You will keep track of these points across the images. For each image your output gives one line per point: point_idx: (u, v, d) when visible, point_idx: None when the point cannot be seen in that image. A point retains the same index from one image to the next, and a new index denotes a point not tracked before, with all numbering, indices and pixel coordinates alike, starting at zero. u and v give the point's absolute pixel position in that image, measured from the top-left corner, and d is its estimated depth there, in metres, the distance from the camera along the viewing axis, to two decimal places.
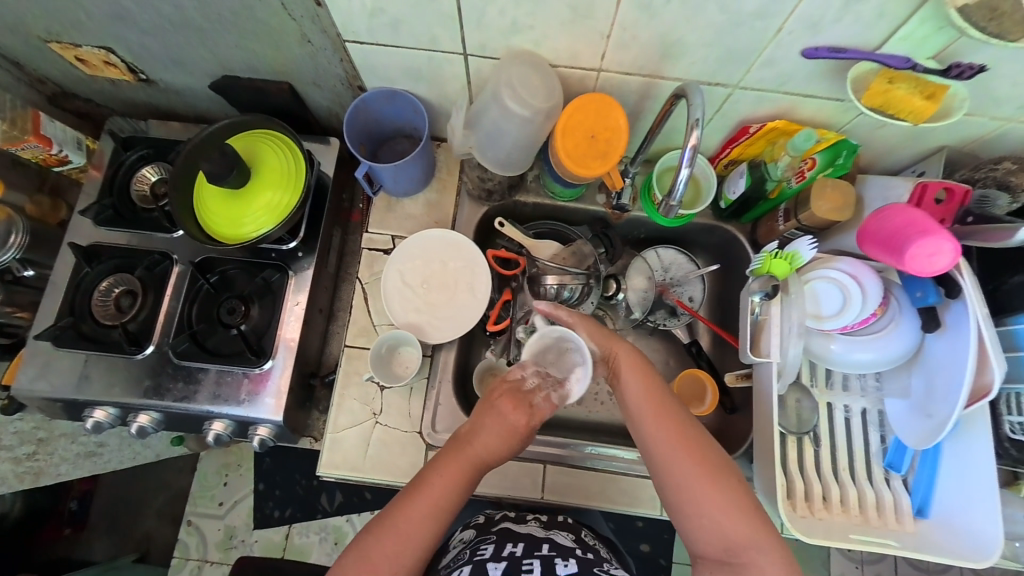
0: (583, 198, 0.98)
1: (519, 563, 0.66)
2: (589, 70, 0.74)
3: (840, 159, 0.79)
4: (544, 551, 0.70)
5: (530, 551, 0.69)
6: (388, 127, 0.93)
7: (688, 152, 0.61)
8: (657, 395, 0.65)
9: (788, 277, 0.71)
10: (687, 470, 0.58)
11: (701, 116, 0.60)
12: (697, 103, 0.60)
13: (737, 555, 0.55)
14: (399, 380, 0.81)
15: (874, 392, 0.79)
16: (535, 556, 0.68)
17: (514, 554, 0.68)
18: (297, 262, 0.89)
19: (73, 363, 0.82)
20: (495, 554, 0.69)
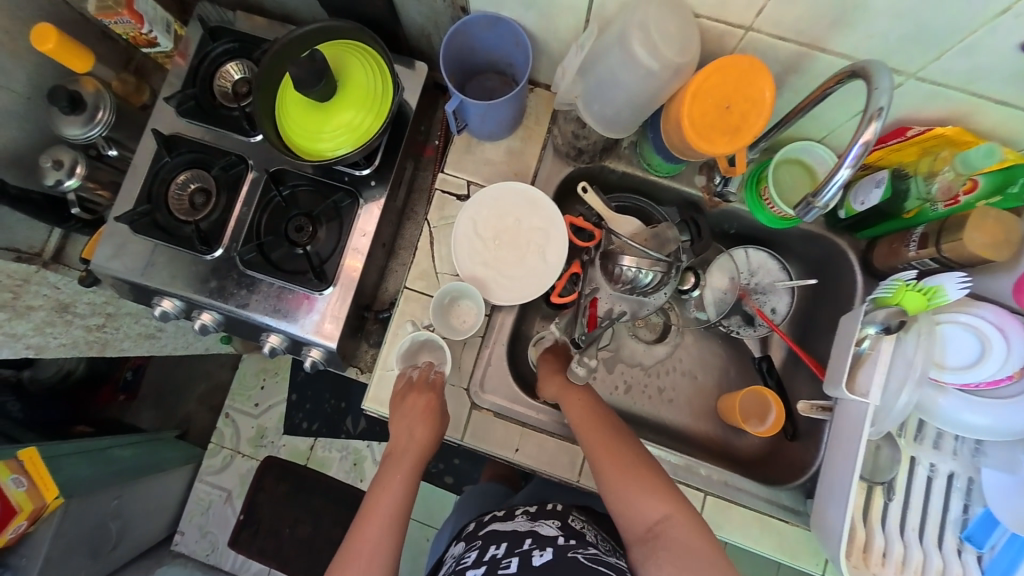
0: (679, 176, 0.88)
1: (497, 565, 0.68)
2: (735, 26, 0.63)
3: (1013, 188, 0.67)
4: (525, 545, 0.70)
5: (511, 548, 0.70)
6: (482, 58, 0.85)
7: (857, 146, 0.51)
8: (585, 408, 0.75)
9: (919, 314, 0.62)
10: (612, 468, 0.68)
11: (886, 105, 0.50)
12: (883, 88, 0.50)
13: (655, 530, 0.63)
14: (457, 333, 0.79)
15: (969, 457, 0.69)
16: (514, 554, 0.69)
17: (495, 556, 0.70)
18: (369, 191, 0.85)
19: (144, 247, 0.84)
20: (477, 560, 0.71)
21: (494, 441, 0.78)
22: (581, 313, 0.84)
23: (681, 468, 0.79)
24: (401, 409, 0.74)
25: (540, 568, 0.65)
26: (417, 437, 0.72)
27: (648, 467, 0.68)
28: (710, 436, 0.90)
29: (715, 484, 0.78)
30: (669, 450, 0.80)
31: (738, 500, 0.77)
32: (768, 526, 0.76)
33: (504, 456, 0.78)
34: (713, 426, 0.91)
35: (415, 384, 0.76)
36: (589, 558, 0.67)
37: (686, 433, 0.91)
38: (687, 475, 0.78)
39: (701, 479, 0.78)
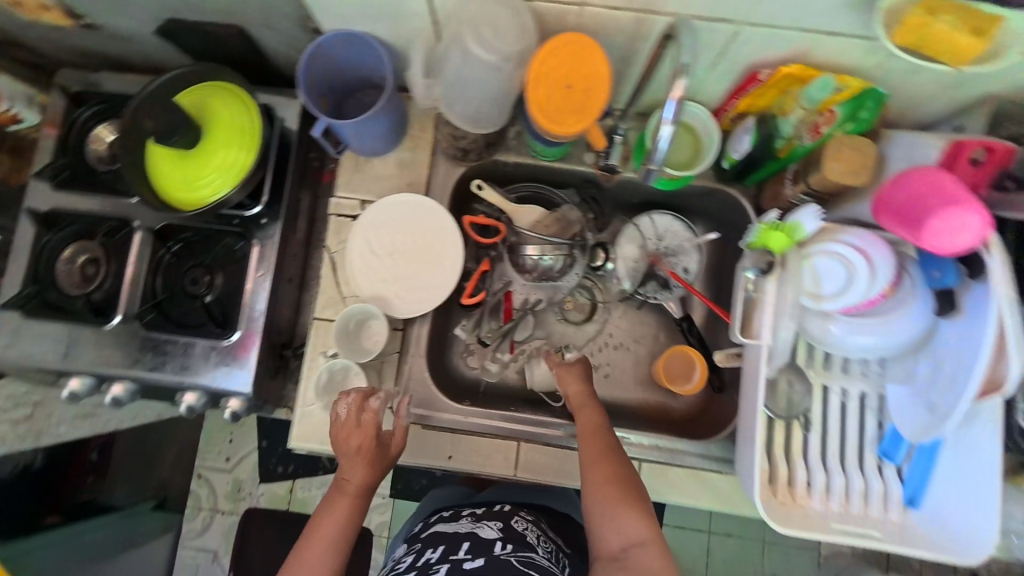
0: (570, 157, 0.89)
1: (429, 570, 0.72)
2: (568, 4, 0.63)
3: (864, 112, 0.69)
4: (459, 551, 0.75)
5: (445, 554, 0.75)
6: (351, 76, 0.84)
7: (673, 104, 0.56)
8: (595, 423, 0.72)
9: (786, 252, 0.62)
10: (607, 488, 0.66)
11: (690, 61, 0.54)
12: (687, 46, 0.54)
13: (628, 552, 0.62)
14: (365, 355, 0.77)
15: (877, 376, 0.71)
16: (447, 559, 0.73)
17: (429, 560, 0.74)
18: (262, 230, 0.84)
19: (52, 335, 0.80)
20: (413, 563, 0.75)
21: (425, 453, 0.78)
22: (489, 309, 0.88)
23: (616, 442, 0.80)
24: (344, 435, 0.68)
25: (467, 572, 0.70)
26: (367, 469, 0.68)
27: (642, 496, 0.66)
28: (649, 403, 0.92)
29: (649, 451, 0.79)
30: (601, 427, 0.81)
31: (673, 462, 0.79)
32: (703, 480, 0.78)
33: (439, 466, 0.79)
34: (651, 393, 0.92)
35: (345, 424, 0.68)
36: (519, 562, 0.72)
37: (627, 405, 0.92)
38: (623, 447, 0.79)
39: (635, 449, 0.79)
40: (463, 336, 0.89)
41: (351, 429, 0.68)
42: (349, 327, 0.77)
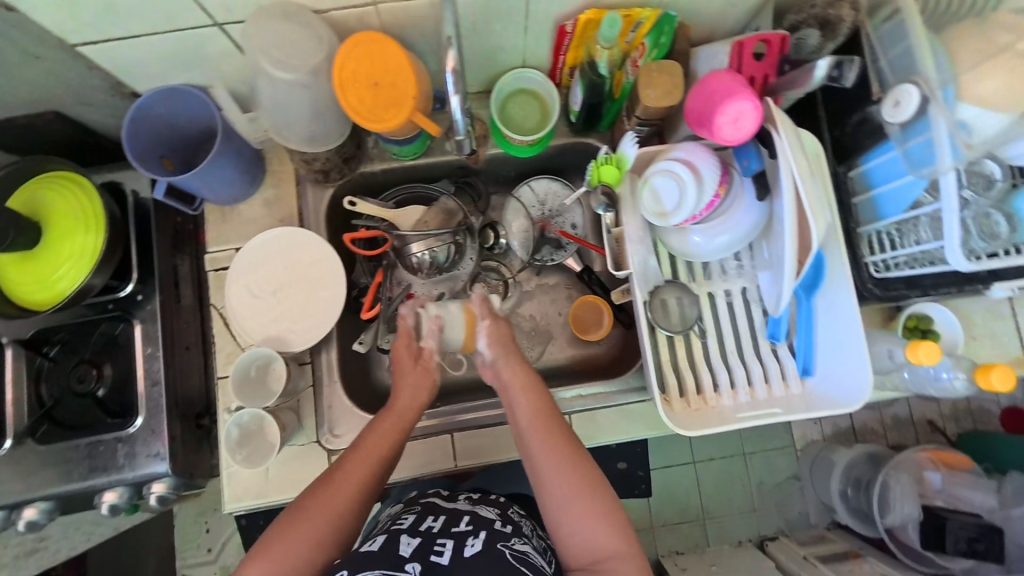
0: (432, 150, 0.89)
1: (430, 543, 0.60)
2: (361, 6, 0.65)
3: (664, 38, 0.73)
4: (461, 526, 0.65)
5: (447, 527, 0.64)
6: (190, 132, 0.81)
7: (450, 75, 0.60)
8: (543, 412, 0.67)
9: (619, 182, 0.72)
10: (569, 489, 0.61)
11: (452, 34, 0.58)
12: (448, 18, 0.58)
13: (601, 563, 0.59)
14: (268, 398, 0.76)
15: (749, 270, 0.77)
16: (449, 533, 0.62)
17: (431, 529, 0.63)
18: (140, 308, 0.82)
19: None
20: (411, 526, 0.64)
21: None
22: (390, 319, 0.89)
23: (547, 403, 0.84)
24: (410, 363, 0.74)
25: (470, 557, 0.59)
26: (423, 398, 0.72)
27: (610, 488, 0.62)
28: (575, 359, 0.96)
29: (574, 403, 0.83)
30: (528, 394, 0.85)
31: (599, 406, 0.83)
32: (627, 411, 0.83)
33: None
34: (574, 349, 0.96)
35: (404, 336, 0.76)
36: (513, 554, 0.61)
37: (557, 366, 0.95)
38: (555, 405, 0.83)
39: (562, 405, 0.83)
40: (364, 349, 0.87)
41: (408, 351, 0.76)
42: (245, 382, 0.76)
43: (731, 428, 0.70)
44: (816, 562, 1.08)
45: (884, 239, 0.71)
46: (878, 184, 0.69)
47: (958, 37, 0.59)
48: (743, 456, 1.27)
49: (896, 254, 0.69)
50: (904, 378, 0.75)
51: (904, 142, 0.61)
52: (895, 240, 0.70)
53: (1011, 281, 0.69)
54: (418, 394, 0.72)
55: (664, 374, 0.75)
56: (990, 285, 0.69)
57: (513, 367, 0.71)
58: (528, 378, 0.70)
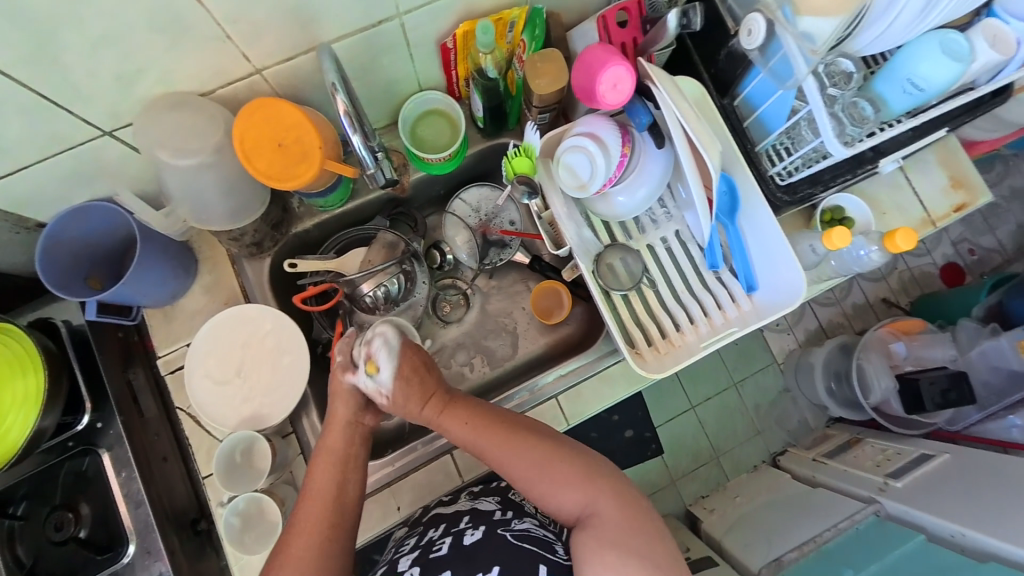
0: (358, 192, 0.90)
1: (430, 547, 0.63)
2: (249, 76, 0.67)
3: (539, 29, 0.76)
4: (461, 524, 0.66)
5: (447, 529, 0.65)
6: (109, 243, 0.79)
7: (344, 119, 0.63)
8: (477, 420, 0.68)
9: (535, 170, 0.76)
10: (527, 470, 0.64)
11: (334, 79, 0.61)
12: (327, 66, 0.61)
13: (587, 514, 0.61)
14: (258, 479, 0.74)
15: (677, 213, 0.83)
16: (448, 533, 0.64)
17: (430, 538, 0.65)
18: (104, 434, 0.78)
19: None
20: (412, 544, 0.65)
21: (375, 518, 0.80)
22: None
23: (538, 390, 0.87)
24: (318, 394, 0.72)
25: (469, 549, 0.61)
26: (351, 417, 0.71)
27: (564, 448, 0.65)
28: (551, 344, 0.99)
29: (560, 384, 0.87)
30: (516, 388, 0.88)
31: (582, 379, 0.87)
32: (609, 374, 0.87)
33: (394, 521, 0.80)
34: (547, 334, 0.99)
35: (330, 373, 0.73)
36: (514, 535, 0.62)
37: (535, 355, 0.99)
38: (546, 390, 0.86)
39: (547, 390, 0.87)
40: None
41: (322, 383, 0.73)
42: (232, 472, 0.75)
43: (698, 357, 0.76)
44: (824, 462, 1.15)
45: (780, 149, 0.78)
46: (759, 104, 0.77)
47: None
48: (735, 386, 1.34)
49: (792, 159, 0.76)
50: (833, 267, 0.83)
51: (767, 63, 0.70)
52: (789, 147, 0.76)
53: (894, 153, 0.79)
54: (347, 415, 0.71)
55: (629, 330, 0.81)
56: (878, 162, 0.78)
57: (426, 393, 0.71)
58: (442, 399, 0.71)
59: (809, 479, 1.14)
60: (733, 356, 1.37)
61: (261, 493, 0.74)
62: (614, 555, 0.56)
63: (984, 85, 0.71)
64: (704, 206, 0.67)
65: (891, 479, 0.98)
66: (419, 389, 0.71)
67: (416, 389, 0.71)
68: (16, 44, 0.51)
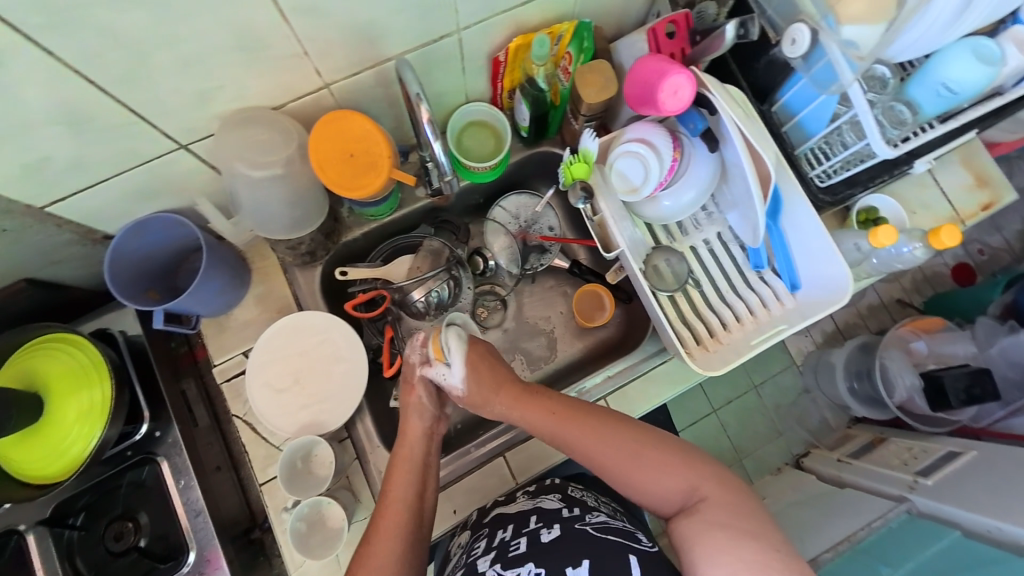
0: (404, 201, 0.92)
1: (507, 548, 0.63)
2: (315, 91, 0.70)
3: (586, 42, 0.81)
4: (531, 523, 0.66)
5: (518, 530, 0.66)
6: (168, 254, 0.81)
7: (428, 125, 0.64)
8: (561, 411, 0.69)
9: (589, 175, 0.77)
10: (618, 458, 0.65)
11: (420, 90, 0.63)
12: (411, 79, 0.63)
13: (693, 498, 0.61)
14: (321, 483, 0.76)
15: (718, 215, 0.86)
16: (521, 533, 0.65)
17: (503, 538, 0.65)
18: (161, 444, 0.79)
19: None
20: (485, 545, 0.66)
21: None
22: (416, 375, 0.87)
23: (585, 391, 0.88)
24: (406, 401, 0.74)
25: (548, 545, 0.61)
26: (426, 429, 0.73)
27: (653, 436, 0.66)
28: (590, 347, 1.01)
29: (607, 386, 0.88)
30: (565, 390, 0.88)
31: (629, 380, 0.88)
32: (657, 375, 0.89)
33: (450, 524, 0.80)
34: (586, 337, 1.01)
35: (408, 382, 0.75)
36: (593, 527, 0.63)
37: (575, 358, 1.00)
38: (594, 393, 0.87)
39: (595, 392, 0.88)
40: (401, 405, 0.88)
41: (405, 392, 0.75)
42: (293, 476, 0.76)
43: (747, 356, 0.78)
44: (848, 461, 1.17)
45: (818, 153, 0.82)
46: (798, 110, 0.80)
47: None
48: (755, 389, 1.36)
49: (832, 162, 0.80)
50: (873, 265, 0.86)
51: (809, 70, 0.74)
52: (827, 151, 0.80)
53: (927, 155, 0.82)
54: (421, 424, 0.73)
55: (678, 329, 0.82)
56: (912, 164, 0.82)
57: (505, 390, 0.72)
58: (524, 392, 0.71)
59: (834, 479, 1.15)
60: (755, 359, 1.39)
61: (322, 497, 0.74)
62: (726, 536, 0.56)
63: (1013, 89, 0.74)
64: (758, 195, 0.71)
65: (921, 476, 0.98)
66: (497, 384, 0.72)
67: (493, 388, 0.72)
68: (114, 63, 0.53)
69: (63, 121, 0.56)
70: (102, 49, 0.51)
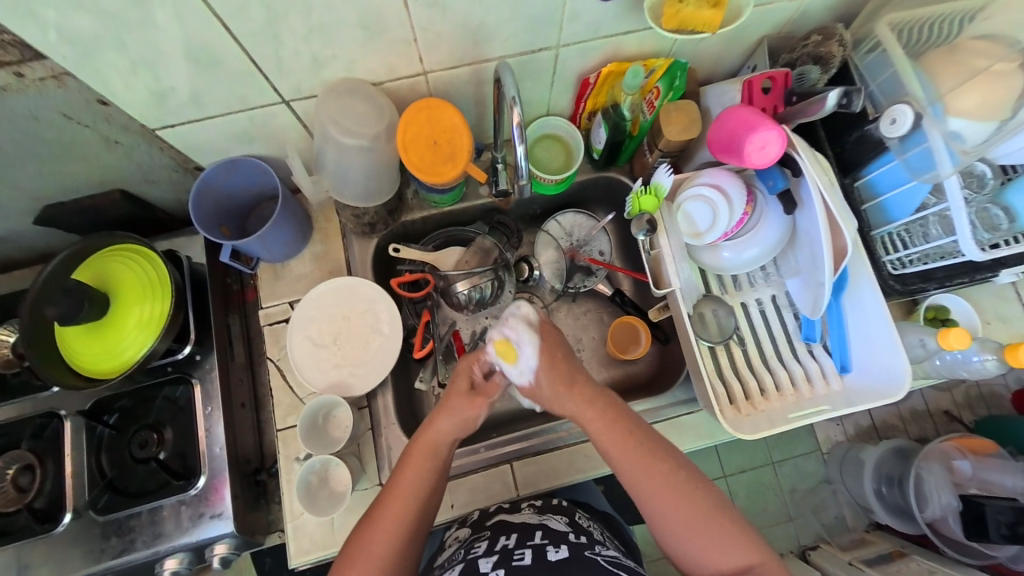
0: (466, 196, 0.95)
1: (510, 555, 0.62)
2: (414, 77, 0.74)
3: (678, 81, 0.82)
4: (537, 539, 0.66)
5: (522, 541, 0.65)
6: (248, 196, 0.88)
7: (517, 129, 0.65)
8: (646, 452, 0.64)
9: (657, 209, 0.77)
10: (690, 531, 0.61)
11: (515, 94, 0.63)
12: (509, 84, 0.64)
13: None
14: (337, 443, 0.78)
15: (776, 278, 0.85)
16: (526, 545, 0.64)
17: (507, 545, 0.65)
18: (199, 367, 0.83)
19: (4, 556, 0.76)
20: (488, 548, 0.65)
21: None
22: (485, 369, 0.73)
23: None
24: (457, 403, 0.69)
25: (556, 562, 0.60)
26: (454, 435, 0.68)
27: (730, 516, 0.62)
28: (617, 380, 0.99)
29: None
30: None
31: (652, 420, 0.87)
32: (680, 424, 0.87)
33: (446, 518, 0.81)
34: (615, 368, 0.99)
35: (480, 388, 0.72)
36: (603, 558, 0.63)
37: None
38: None
39: None
40: (424, 387, 0.90)
41: (464, 398, 0.70)
42: (309, 425, 0.79)
43: (783, 429, 0.74)
44: (859, 566, 1.09)
45: (897, 240, 0.79)
46: (884, 191, 0.77)
47: (939, 58, 0.69)
48: (772, 465, 1.31)
49: (911, 251, 0.77)
50: (934, 365, 0.82)
51: (903, 153, 0.71)
52: (906, 240, 0.77)
53: (1015, 267, 0.77)
54: (454, 431, 0.68)
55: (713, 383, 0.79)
56: (997, 273, 0.77)
57: (597, 408, 0.67)
58: (615, 419, 0.66)
59: None
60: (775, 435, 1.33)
61: (330, 457, 0.76)
62: None
63: None
64: (829, 264, 0.69)
65: None
66: (593, 399, 0.67)
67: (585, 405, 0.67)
68: (250, 19, 0.58)
69: (194, 61, 0.62)
70: (246, 6, 0.56)
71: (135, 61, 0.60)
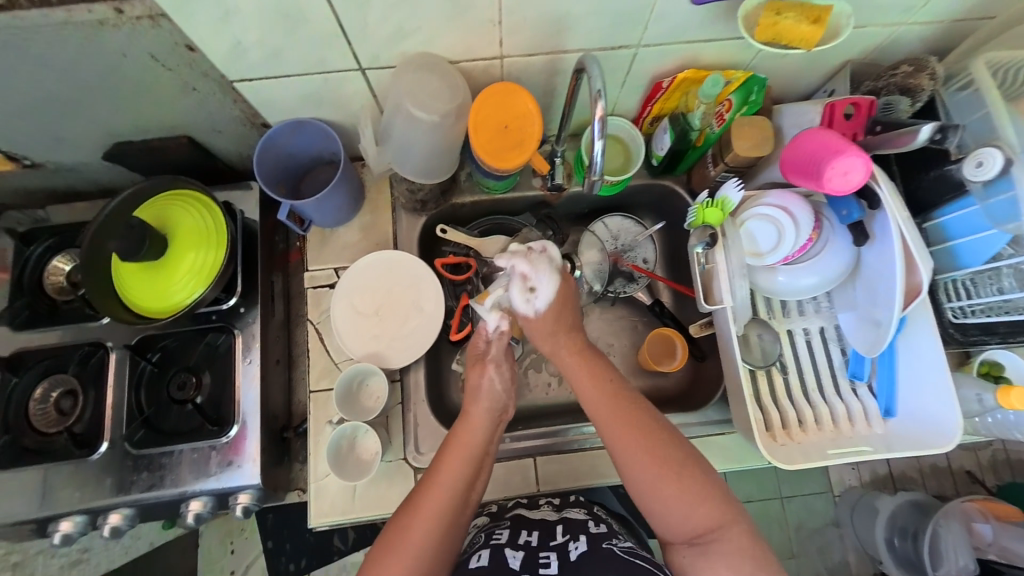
0: (518, 185, 0.94)
1: (535, 556, 0.63)
2: (490, 59, 0.74)
3: (754, 96, 0.79)
4: (558, 534, 0.67)
5: (544, 537, 0.66)
6: (308, 158, 0.89)
7: (597, 123, 0.63)
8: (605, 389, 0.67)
9: (722, 222, 0.75)
10: (644, 471, 0.61)
11: (601, 86, 0.62)
12: (595, 75, 0.62)
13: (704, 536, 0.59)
14: (371, 412, 0.79)
15: (828, 310, 0.82)
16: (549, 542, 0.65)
17: (530, 542, 0.65)
18: (241, 319, 0.85)
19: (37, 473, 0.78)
20: (510, 540, 0.66)
21: None
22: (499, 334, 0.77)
23: None
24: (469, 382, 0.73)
25: (577, 559, 0.61)
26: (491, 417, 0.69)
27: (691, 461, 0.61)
28: (645, 391, 0.98)
29: None
30: None
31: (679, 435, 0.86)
32: (709, 444, 0.86)
33: None
34: (644, 378, 0.98)
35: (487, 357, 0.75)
36: (623, 550, 0.63)
37: None
38: None
39: None
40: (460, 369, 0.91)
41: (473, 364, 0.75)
42: (347, 386, 0.80)
43: (819, 464, 0.72)
44: None
45: (961, 288, 0.77)
46: (956, 235, 0.74)
47: None
48: (780, 499, 1.24)
49: (975, 301, 0.75)
50: (983, 423, 0.81)
51: (986, 198, 0.67)
52: (971, 289, 0.76)
53: None
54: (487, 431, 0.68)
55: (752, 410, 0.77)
56: None
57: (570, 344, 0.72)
58: (581, 346, 0.72)
59: None
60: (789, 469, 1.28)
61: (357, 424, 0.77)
62: None
63: None
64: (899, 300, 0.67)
65: None
66: (564, 326, 0.73)
67: (560, 337, 0.72)
68: None
69: (283, 17, 0.62)
70: None
71: (230, 11, 0.61)
